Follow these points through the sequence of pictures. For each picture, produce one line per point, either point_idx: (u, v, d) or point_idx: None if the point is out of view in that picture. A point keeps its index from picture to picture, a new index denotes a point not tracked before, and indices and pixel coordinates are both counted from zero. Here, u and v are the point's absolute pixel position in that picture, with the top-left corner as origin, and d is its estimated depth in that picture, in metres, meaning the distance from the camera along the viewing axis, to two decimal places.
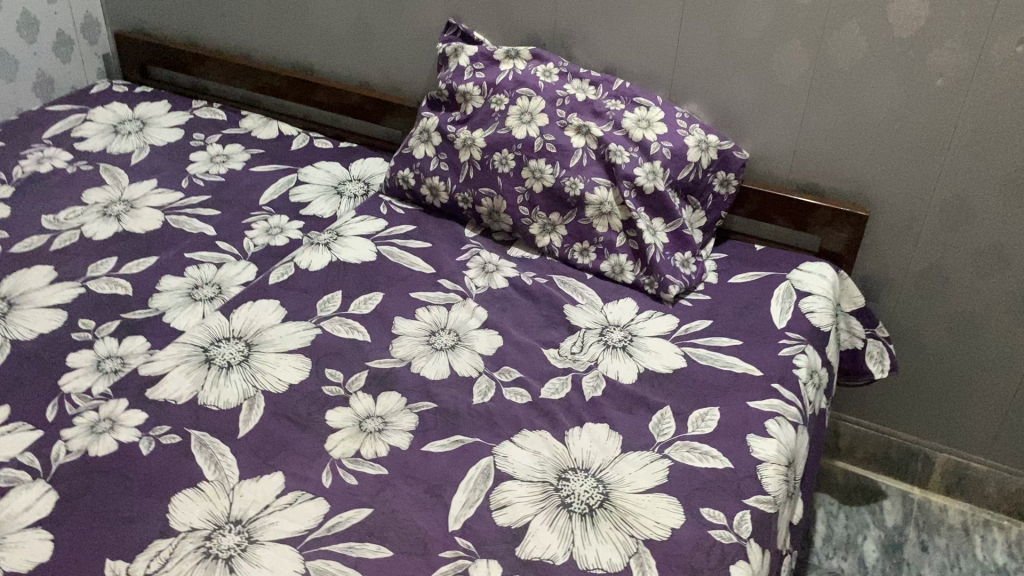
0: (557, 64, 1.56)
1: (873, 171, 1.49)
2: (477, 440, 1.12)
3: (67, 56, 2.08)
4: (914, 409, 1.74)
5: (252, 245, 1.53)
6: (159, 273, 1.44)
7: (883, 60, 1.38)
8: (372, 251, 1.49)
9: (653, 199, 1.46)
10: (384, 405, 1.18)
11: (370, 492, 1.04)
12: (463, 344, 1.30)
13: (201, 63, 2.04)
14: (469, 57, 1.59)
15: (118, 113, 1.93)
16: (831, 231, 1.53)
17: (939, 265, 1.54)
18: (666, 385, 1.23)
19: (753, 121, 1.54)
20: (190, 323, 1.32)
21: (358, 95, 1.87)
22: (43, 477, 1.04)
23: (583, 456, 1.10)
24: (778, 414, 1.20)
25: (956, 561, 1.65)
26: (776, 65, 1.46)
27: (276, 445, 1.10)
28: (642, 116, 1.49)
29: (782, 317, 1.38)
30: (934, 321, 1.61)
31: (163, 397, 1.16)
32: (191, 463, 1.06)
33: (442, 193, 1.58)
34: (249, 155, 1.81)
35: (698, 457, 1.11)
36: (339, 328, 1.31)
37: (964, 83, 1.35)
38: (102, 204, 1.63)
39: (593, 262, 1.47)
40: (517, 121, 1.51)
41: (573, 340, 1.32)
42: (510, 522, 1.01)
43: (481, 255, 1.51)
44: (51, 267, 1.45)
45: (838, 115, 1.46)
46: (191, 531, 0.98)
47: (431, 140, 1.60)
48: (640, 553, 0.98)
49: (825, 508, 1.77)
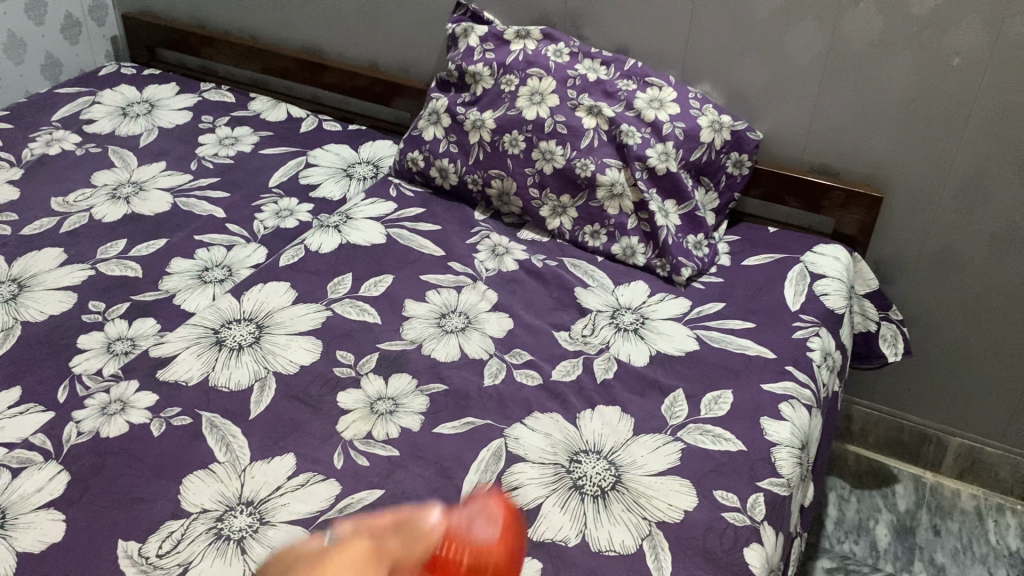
0: (567, 44, 1.54)
1: (888, 152, 1.48)
2: (488, 422, 1.12)
3: (75, 38, 2.07)
4: (927, 393, 1.73)
5: (262, 227, 1.52)
6: (169, 256, 1.44)
7: (897, 40, 1.36)
8: (382, 233, 1.48)
9: (665, 180, 1.44)
10: (395, 386, 1.17)
11: (382, 474, 1.04)
12: (474, 326, 1.29)
13: (209, 45, 2.03)
14: (479, 37, 1.58)
15: (127, 96, 1.92)
16: (845, 213, 1.52)
17: (954, 248, 1.52)
18: (679, 368, 1.22)
19: (765, 102, 1.52)
20: (200, 305, 1.32)
21: (367, 77, 1.85)
22: (54, 458, 1.04)
23: (596, 439, 1.10)
24: (792, 397, 1.19)
25: (969, 545, 1.65)
26: (790, 44, 1.44)
27: (288, 426, 1.10)
28: (655, 97, 1.48)
29: (795, 299, 1.37)
30: (948, 304, 1.59)
31: (174, 378, 1.15)
32: (202, 445, 1.06)
33: (452, 175, 1.57)
34: (258, 137, 1.80)
35: (711, 439, 1.11)
36: (350, 310, 1.30)
37: (982, 63, 1.33)
38: (111, 186, 1.62)
39: (604, 244, 1.46)
40: (527, 102, 1.50)
41: (584, 322, 1.31)
42: (522, 503, 1.00)
43: (491, 238, 1.50)
44: (60, 249, 1.45)
45: (851, 96, 1.45)
46: (203, 512, 0.98)
47: (440, 121, 1.58)
48: (652, 536, 0.97)
49: (837, 492, 1.76)
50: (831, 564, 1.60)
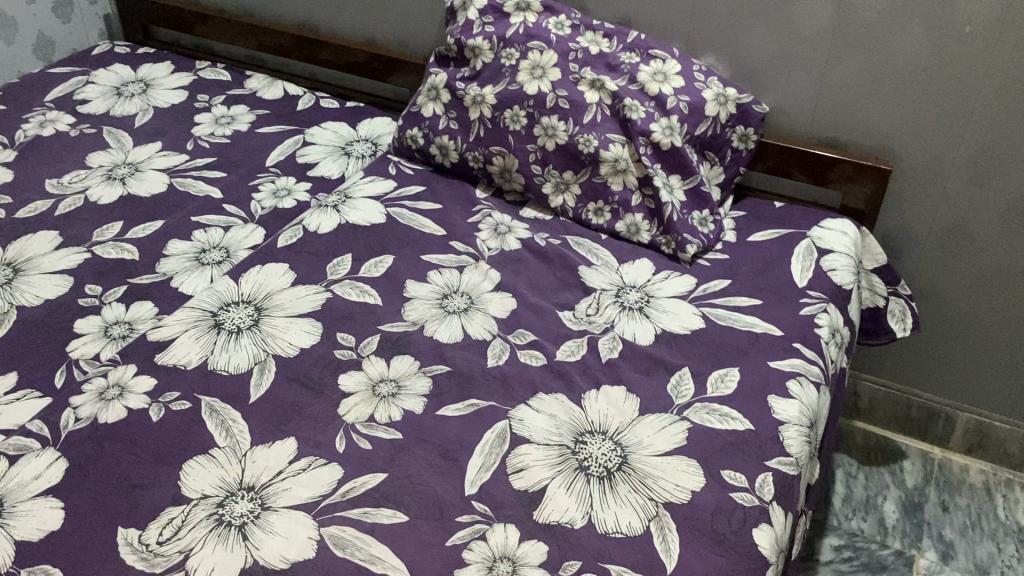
0: (569, 17, 1.51)
1: (897, 124, 1.45)
2: (491, 404, 1.10)
3: (67, 17, 2.04)
4: (936, 368, 1.71)
5: (260, 207, 1.50)
6: (165, 238, 1.41)
7: (908, 8, 1.33)
8: (382, 212, 1.46)
9: (669, 155, 1.42)
10: (397, 368, 1.15)
11: (385, 457, 1.02)
12: (476, 307, 1.27)
13: (204, 22, 2.00)
14: (478, 10, 1.54)
15: (121, 75, 1.89)
16: (852, 186, 1.49)
17: (965, 221, 1.50)
18: (686, 346, 1.21)
19: (773, 74, 1.49)
20: (198, 288, 1.30)
21: (364, 53, 1.82)
22: (52, 445, 1.03)
23: (601, 419, 1.08)
24: (800, 374, 1.17)
25: (977, 521, 1.63)
26: (798, 14, 1.41)
27: (288, 410, 1.08)
28: (659, 69, 1.45)
29: (802, 275, 1.34)
30: (957, 278, 1.57)
31: (172, 362, 1.14)
32: (202, 430, 1.04)
33: (452, 152, 1.54)
34: (254, 116, 1.78)
35: (718, 418, 1.09)
36: (349, 292, 1.28)
37: (994, 31, 1.30)
38: (106, 167, 1.60)
39: (608, 222, 1.44)
40: (528, 76, 1.47)
41: (588, 301, 1.29)
42: (527, 485, 0.99)
43: (493, 216, 1.48)
44: (55, 232, 1.43)
45: (860, 67, 1.41)
46: (203, 498, 0.96)
47: (439, 97, 1.55)
48: (660, 517, 0.96)
49: (844, 469, 1.74)
50: (838, 542, 1.59)
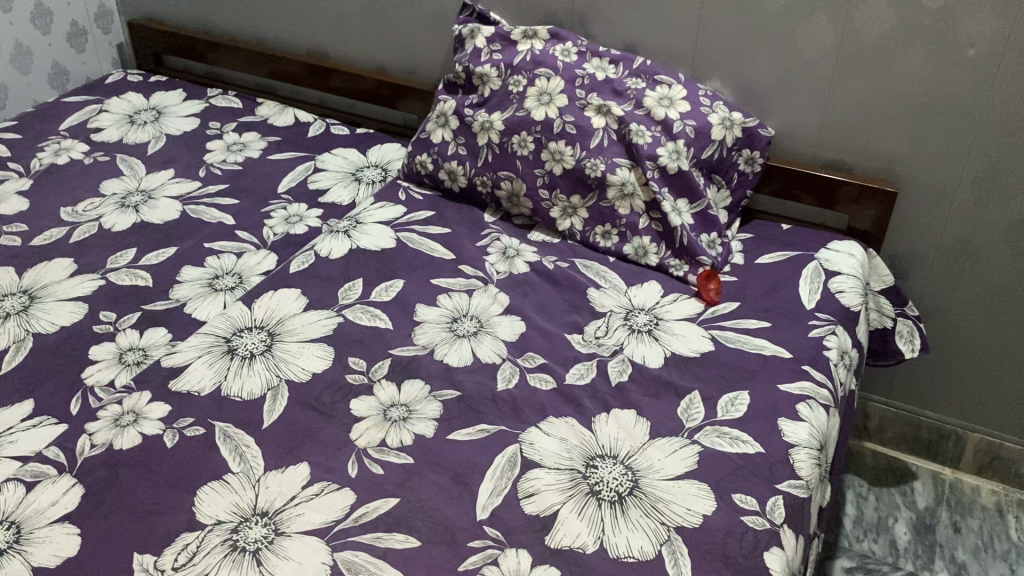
0: (575, 43, 1.53)
1: (903, 147, 1.46)
2: (502, 429, 1.11)
3: (81, 46, 2.07)
4: (946, 388, 1.71)
5: (272, 233, 1.52)
6: (179, 264, 1.43)
7: (910, 33, 1.34)
8: (392, 237, 1.47)
9: (676, 179, 1.43)
10: (408, 393, 1.16)
11: (397, 481, 1.03)
12: (486, 330, 1.28)
13: (215, 51, 2.02)
14: (486, 38, 1.57)
15: (134, 103, 1.92)
16: (858, 209, 1.50)
17: (971, 242, 1.51)
18: (695, 369, 1.21)
19: (777, 98, 1.51)
20: (211, 314, 1.31)
21: (373, 80, 1.84)
22: (68, 471, 1.04)
23: (611, 443, 1.09)
24: (809, 396, 1.18)
25: (990, 542, 1.63)
26: (801, 38, 1.42)
27: (301, 435, 1.09)
28: (664, 95, 1.47)
29: (810, 297, 1.35)
30: (964, 299, 1.58)
31: (186, 388, 1.15)
32: (216, 455, 1.05)
33: (461, 178, 1.56)
34: (265, 143, 1.80)
35: (728, 442, 1.09)
36: (360, 316, 1.30)
37: (997, 54, 1.31)
38: (119, 195, 1.62)
39: (615, 245, 1.45)
40: (536, 102, 1.49)
41: (597, 324, 1.30)
42: (539, 510, 0.99)
43: (501, 240, 1.49)
44: (70, 259, 1.45)
45: (863, 90, 1.43)
46: (217, 523, 0.97)
47: (448, 123, 1.57)
48: (671, 541, 0.96)
49: (855, 490, 1.74)
50: (850, 564, 1.59)
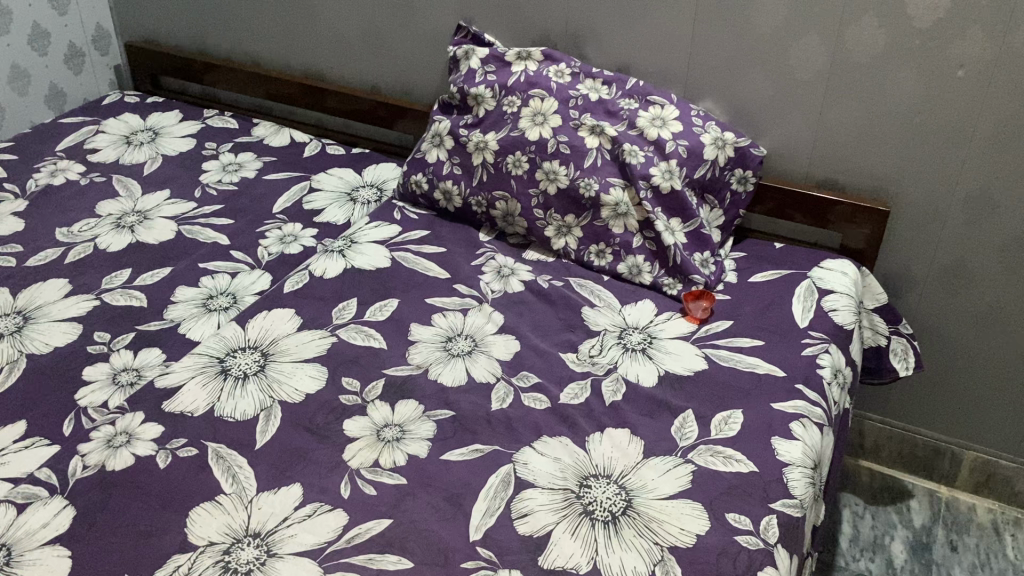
0: (569, 65, 1.54)
1: (894, 166, 1.47)
2: (496, 448, 1.11)
3: (78, 68, 2.08)
4: (941, 406, 1.71)
5: (266, 253, 1.52)
6: (173, 284, 1.43)
7: (901, 53, 1.36)
8: (386, 257, 1.48)
9: (669, 198, 1.44)
10: (401, 413, 1.16)
11: (390, 502, 1.03)
12: (480, 349, 1.28)
13: (212, 72, 2.04)
14: (480, 59, 1.58)
15: (130, 124, 1.93)
16: (851, 228, 1.51)
17: (965, 259, 1.51)
18: (689, 388, 1.21)
19: (770, 117, 1.52)
20: (205, 334, 1.31)
21: (369, 101, 1.86)
22: (60, 493, 1.03)
23: (605, 463, 1.09)
24: (803, 415, 1.18)
25: (986, 561, 1.62)
26: (793, 58, 1.44)
27: (294, 456, 1.09)
28: (657, 115, 1.48)
29: (803, 315, 1.35)
30: (957, 318, 1.58)
31: (179, 409, 1.15)
32: (209, 476, 1.05)
33: (456, 197, 1.56)
34: (261, 163, 1.81)
35: (722, 460, 1.09)
36: (355, 336, 1.30)
37: (987, 73, 1.32)
38: (115, 215, 1.62)
39: (609, 263, 1.45)
40: (530, 123, 1.50)
41: (591, 343, 1.30)
42: (532, 530, 0.99)
43: (496, 259, 1.50)
44: (65, 280, 1.45)
45: (855, 109, 1.44)
46: (209, 545, 0.97)
47: (443, 144, 1.58)
48: (665, 561, 0.96)
49: (851, 508, 1.74)
50: None
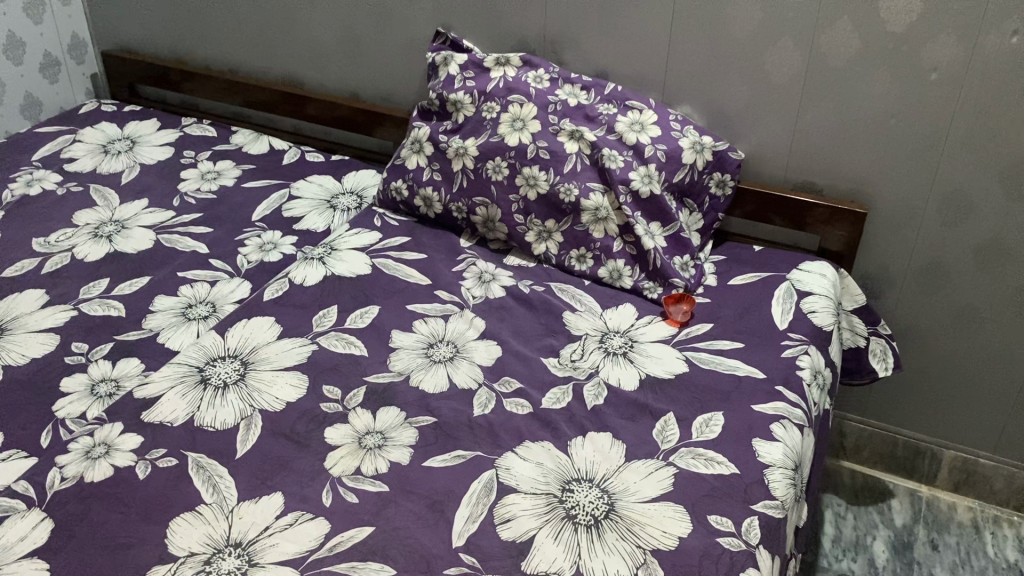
0: (548, 70, 1.55)
1: (870, 168, 1.48)
2: (478, 454, 1.11)
3: (54, 77, 2.07)
4: (921, 406, 1.73)
5: (246, 261, 1.51)
6: (152, 294, 1.42)
7: (875, 57, 1.37)
8: (367, 263, 1.47)
9: (649, 203, 1.44)
10: (383, 420, 1.16)
11: (372, 510, 1.03)
12: (461, 355, 1.28)
13: (190, 80, 2.03)
14: (459, 65, 1.59)
15: (108, 133, 1.92)
16: (829, 230, 1.52)
17: (942, 260, 1.53)
18: (670, 391, 1.22)
19: (748, 121, 1.53)
20: (184, 343, 1.30)
21: (348, 108, 1.85)
22: (38, 506, 1.02)
23: (587, 467, 1.09)
24: (783, 416, 1.19)
25: (967, 559, 1.64)
26: (770, 62, 1.45)
27: (276, 465, 1.08)
28: (636, 120, 1.49)
29: (783, 317, 1.36)
30: (934, 318, 1.60)
31: (159, 420, 1.14)
32: (189, 486, 1.04)
33: (436, 204, 1.56)
34: (240, 171, 1.80)
35: (704, 463, 1.10)
36: (336, 343, 1.29)
37: (959, 76, 1.34)
38: (93, 225, 1.61)
39: (590, 268, 1.46)
40: (509, 128, 1.50)
41: (573, 348, 1.30)
42: (515, 535, 0.99)
43: (477, 265, 1.50)
44: (41, 290, 1.43)
45: (831, 113, 1.45)
46: (190, 555, 0.96)
47: (422, 150, 1.58)
48: (648, 564, 0.96)
49: (833, 509, 1.75)
50: None
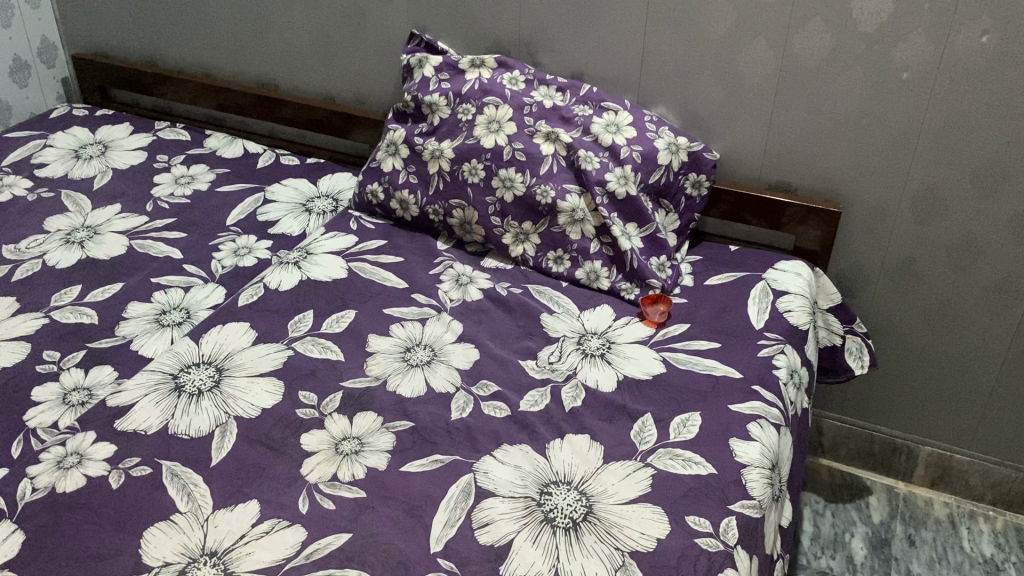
0: (522, 72, 1.55)
1: (845, 168, 1.49)
2: (456, 458, 1.10)
3: (24, 81, 2.04)
4: (897, 403, 1.74)
5: (220, 267, 1.50)
6: (125, 300, 1.41)
7: (847, 57, 1.38)
8: (343, 268, 1.46)
9: (625, 204, 1.44)
10: (360, 426, 1.15)
11: (349, 517, 1.02)
12: (438, 359, 1.27)
13: (162, 83, 2.01)
14: (434, 67, 1.58)
15: (79, 137, 1.89)
16: (804, 229, 1.53)
17: (915, 258, 1.54)
18: (647, 392, 1.22)
19: (723, 120, 1.53)
20: (158, 350, 1.29)
21: (323, 111, 1.84)
22: (8, 518, 1.01)
23: (565, 469, 1.09)
24: (760, 416, 1.19)
25: (944, 554, 1.65)
26: (744, 63, 1.45)
27: (251, 472, 1.07)
28: (611, 121, 1.49)
29: (759, 316, 1.37)
30: (909, 316, 1.61)
31: (132, 428, 1.12)
32: (163, 495, 1.03)
33: (412, 207, 1.56)
34: (214, 175, 1.79)
35: (681, 463, 1.10)
36: (311, 348, 1.28)
37: (930, 75, 1.35)
38: (64, 231, 1.59)
39: (568, 269, 1.45)
40: (484, 130, 1.49)
41: (550, 349, 1.30)
42: (494, 539, 0.99)
43: (454, 267, 1.49)
44: (12, 298, 1.41)
45: (805, 112, 1.46)
46: (165, 565, 0.95)
47: (398, 153, 1.57)
48: (626, 566, 0.96)
49: (811, 507, 1.76)
50: None
